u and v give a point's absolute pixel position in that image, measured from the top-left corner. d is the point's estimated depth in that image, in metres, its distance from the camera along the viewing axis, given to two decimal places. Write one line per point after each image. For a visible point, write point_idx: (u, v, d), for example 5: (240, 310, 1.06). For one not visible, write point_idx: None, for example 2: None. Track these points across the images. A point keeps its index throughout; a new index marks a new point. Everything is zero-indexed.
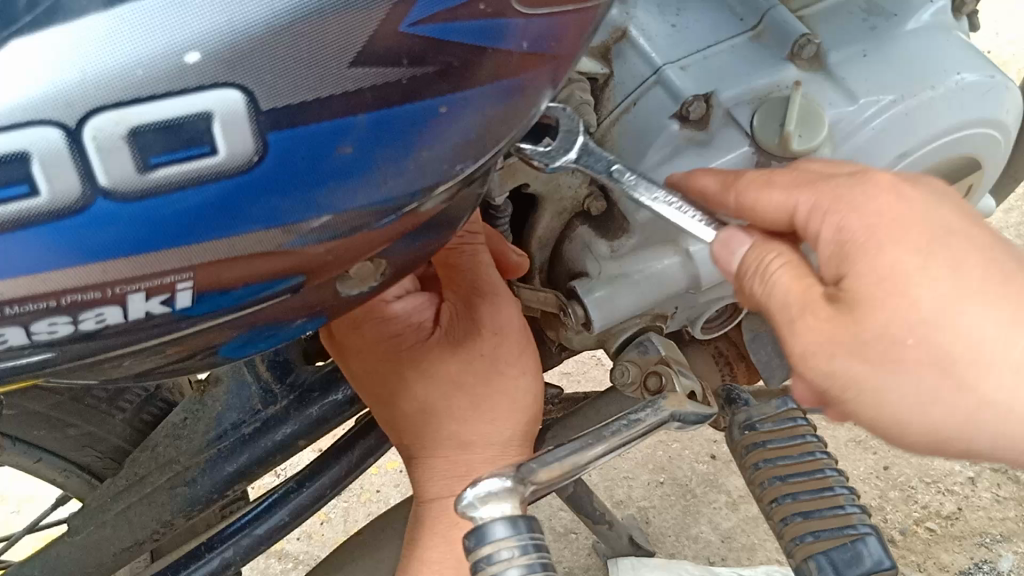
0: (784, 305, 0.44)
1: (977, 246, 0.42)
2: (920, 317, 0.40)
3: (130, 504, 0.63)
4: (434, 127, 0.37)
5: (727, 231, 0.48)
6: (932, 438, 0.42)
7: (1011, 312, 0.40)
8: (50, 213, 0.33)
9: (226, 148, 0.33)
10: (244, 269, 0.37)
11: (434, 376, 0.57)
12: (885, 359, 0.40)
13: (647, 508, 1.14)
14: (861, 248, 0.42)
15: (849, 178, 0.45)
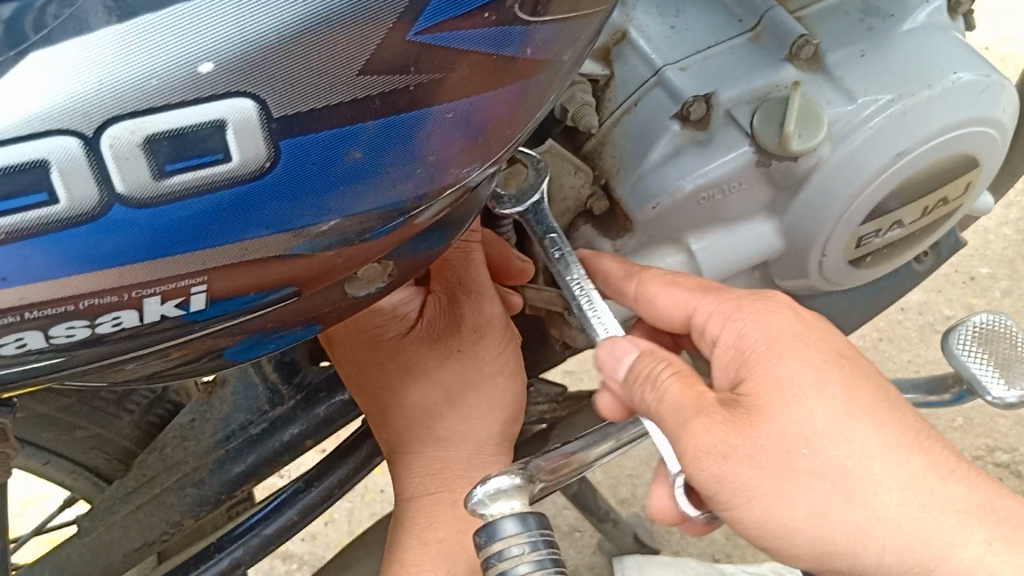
0: (676, 408, 0.49)
1: (867, 375, 0.50)
2: (813, 428, 0.47)
3: (139, 505, 0.64)
4: (440, 132, 0.38)
5: (618, 338, 0.53)
6: (811, 557, 0.48)
7: (890, 426, 0.48)
8: (68, 220, 0.33)
9: (239, 155, 0.34)
10: (242, 278, 0.38)
11: (410, 370, 0.59)
12: (783, 468, 0.47)
13: (651, 506, 1.15)
14: (761, 355, 0.50)
15: (759, 297, 0.53)
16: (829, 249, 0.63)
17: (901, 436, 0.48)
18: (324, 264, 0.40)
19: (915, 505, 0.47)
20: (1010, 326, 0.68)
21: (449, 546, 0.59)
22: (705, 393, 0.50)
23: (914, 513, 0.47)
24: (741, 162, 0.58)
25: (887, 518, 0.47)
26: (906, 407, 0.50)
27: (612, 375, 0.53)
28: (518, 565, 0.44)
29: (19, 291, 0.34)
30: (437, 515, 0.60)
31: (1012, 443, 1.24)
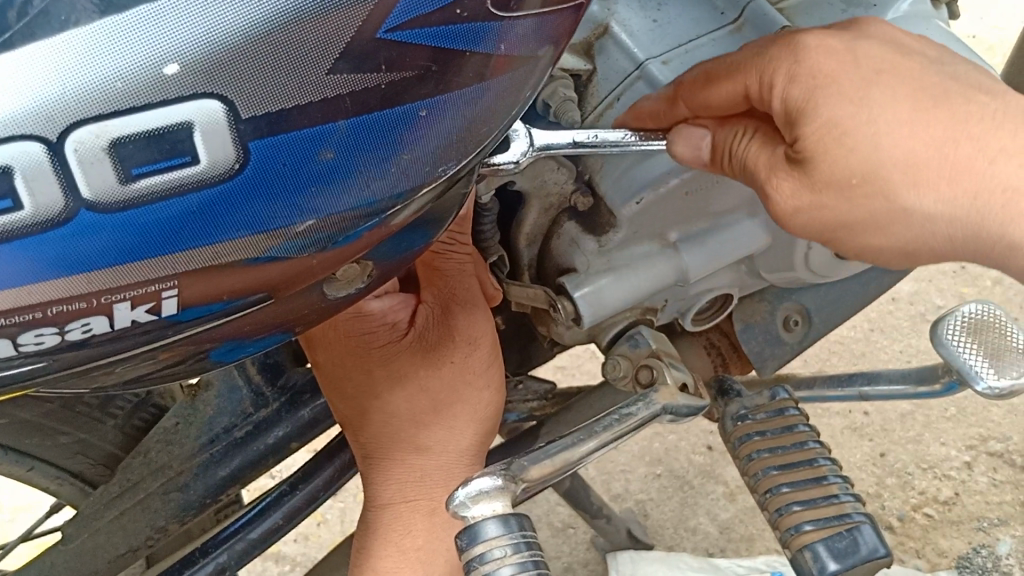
0: (758, 174, 0.50)
1: (909, 79, 0.47)
2: (857, 159, 0.46)
3: (124, 510, 0.63)
4: (414, 131, 0.38)
5: (682, 126, 0.53)
6: (898, 252, 0.48)
7: (938, 123, 0.45)
8: (34, 226, 0.33)
9: (207, 157, 0.34)
10: (201, 288, 0.37)
11: (401, 379, 0.57)
12: (843, 198, 0.47)
13: (645, 500, 1.15)
14: (805, 105, 0.47)
15: (781, 47, 0.49)
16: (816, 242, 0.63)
17: (949, 129, 0.45)
18: (293, 271, 0.40)
19: (977, 211, 0.45)
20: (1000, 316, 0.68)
21: (428, 554, 0.59)
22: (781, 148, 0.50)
23: (979, 205, 0.45)
24: None
25: (947, 211, 0.45)
26: (965, 95, 0.47)
27: (698, 163, 0.53)
28: (499, 568, 0.44)
29: None
30: (413, 522, 0.59)
31: (1006, 431, 1.22)
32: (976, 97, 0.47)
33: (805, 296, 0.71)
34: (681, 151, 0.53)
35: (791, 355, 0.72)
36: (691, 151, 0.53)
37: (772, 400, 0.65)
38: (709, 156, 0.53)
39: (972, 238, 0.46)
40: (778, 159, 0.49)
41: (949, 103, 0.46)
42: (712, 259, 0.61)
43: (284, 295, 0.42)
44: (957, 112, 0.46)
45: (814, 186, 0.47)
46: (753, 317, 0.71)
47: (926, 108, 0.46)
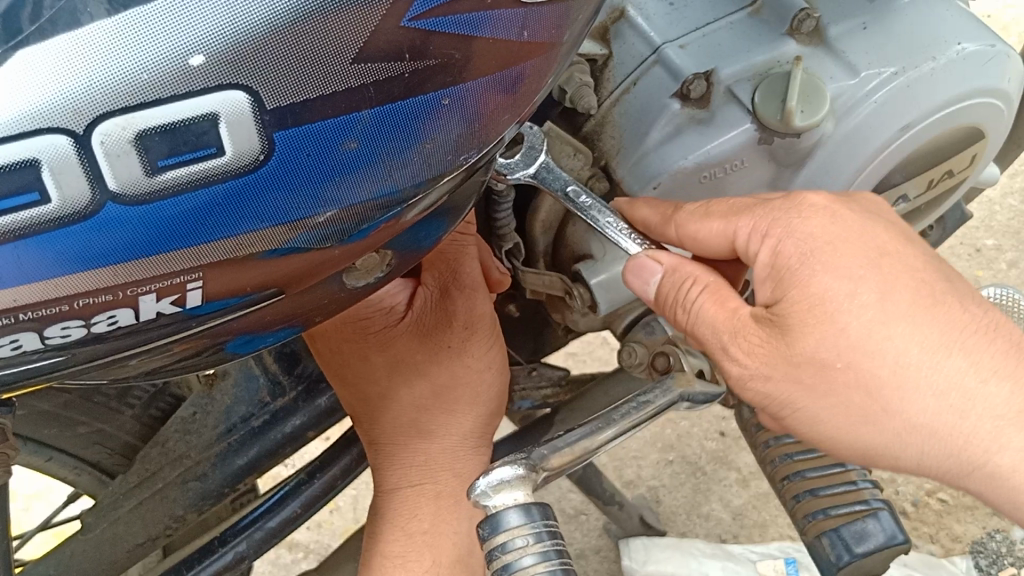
0: (714, 331, 0.52)
1: (910, 270, 0.50)
2: (845, 342, 0.48)
3: (142, 500, 0.63)
4: (436, 118, 0.37)
5: (638, 256, 0.54)
6: (862, 454, 0.50)
7: (934, 326, 0.48)
8: (60, 219, 0.33)
9: (232, 148, 0.33)
10: (218, 283, 0.38)
11: (400, 364, 0.57)
12: (819, 382, 0.49)
13: (657, 487, 1.15)
14: (796, 266, 0.50)
15: (785, 200, 0.53)
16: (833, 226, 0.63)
17: (943, 335, 0.48)
18: (309, 262, 0.40)
19: (953, 414, 0.48)
20: None
21: (435, 537, 0.59)
22: (739, 309, 0.52)
23: (953, 424, 0.48)
24: (744, 139, 0.58)
25: (927, 426, 0.48)
26: (965, 300, 0.50)
27: (643, 296, 0.55)
28: (521, 557, 0.44)
29: (13, 293, 0.34)
30: (419, 505, 0.59)
31: None
32: (970, 306, 0.50)
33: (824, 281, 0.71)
34: (630, 279, 0.55)
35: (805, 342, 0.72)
36: (640, 283, 0.55)
37: None
38: (654, 298, 0.54)
39: (948, 459, 0.48)
40: (745, 324, 0.52)
41: (950, 294, 0.50)
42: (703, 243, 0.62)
43: (297, 291, 0.42)
44: (975, 338, 0.49)
45: (793, 361, 0.50)
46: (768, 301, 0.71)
47: (935, 312, 0.48)
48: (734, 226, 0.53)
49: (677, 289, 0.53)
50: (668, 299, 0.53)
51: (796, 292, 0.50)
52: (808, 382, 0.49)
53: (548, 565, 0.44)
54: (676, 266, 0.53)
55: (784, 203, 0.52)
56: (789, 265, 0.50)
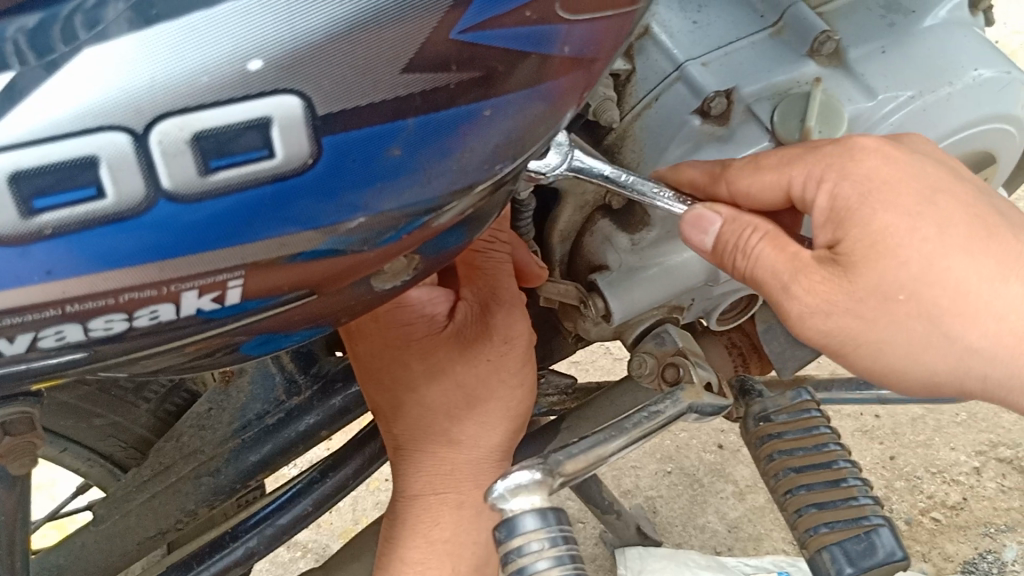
0: (774, 272, 0.53)
1: (961, 201, 0.52)
2: (909, 273, 0.49)
3: (155, 493, 0.65)
4: (476, 128, 0.38)
5: (695, 209, 0.55)
6: (927, 382, 0.52)
7: (988, 255, 0.50)
8: (113, 214, 0.33)
9: (283, 150, 0.34)
10: (258, 283, 0.38)
11: (439, 373, 0.57)
12: (879, 315, 0.50)
13: (654, 497, 1.16)
14: (857, 207, 0.51)
15: (835, 146, 0.54)
16: None
17: (1000, 265, 0.50)
18: (349, 261, 0.40)
19: (1013, 339, 0.50)
20: None
21: (455, 546, 0.60)
22: (800, 252, 0.53)
23: (1006, 346, 0.50)
24: (762, 156, 0.60)
25: (985, 348, 0.50)
26: (1007, 229, 0.52)
27: (700, 247, 0.55)
28: (536, 560, 0.45)
29: (64, 286, 0.35)
30: (441, 514, 0.60)
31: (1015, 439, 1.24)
32: (1023, 237, 0.52)
33: None
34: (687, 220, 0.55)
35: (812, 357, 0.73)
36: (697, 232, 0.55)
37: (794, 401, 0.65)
38: (711, 249, 0.55)
39: (1004, 382, 0.51)
40: (804, 262, 0.52)
41: (1004, 228, 0.52)
42: None
43: (323, 293, 0.42)
44: (1018, 239, 0.51)
45: (857, 296, 0.50)
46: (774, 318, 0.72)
47: (989, 236, 0.51)
48: (785, 176, 0.54)
49: (737, 234, 0.54)
50: (726, 246, 0.54)
51: (862, 233, 0.50)
52: (872, 320, 0.50)
53: (562, 570, 0.45)
54: (734, 214, 0.54)
55: (839, 152, 0.53)
56: (848, 205, 0.51)
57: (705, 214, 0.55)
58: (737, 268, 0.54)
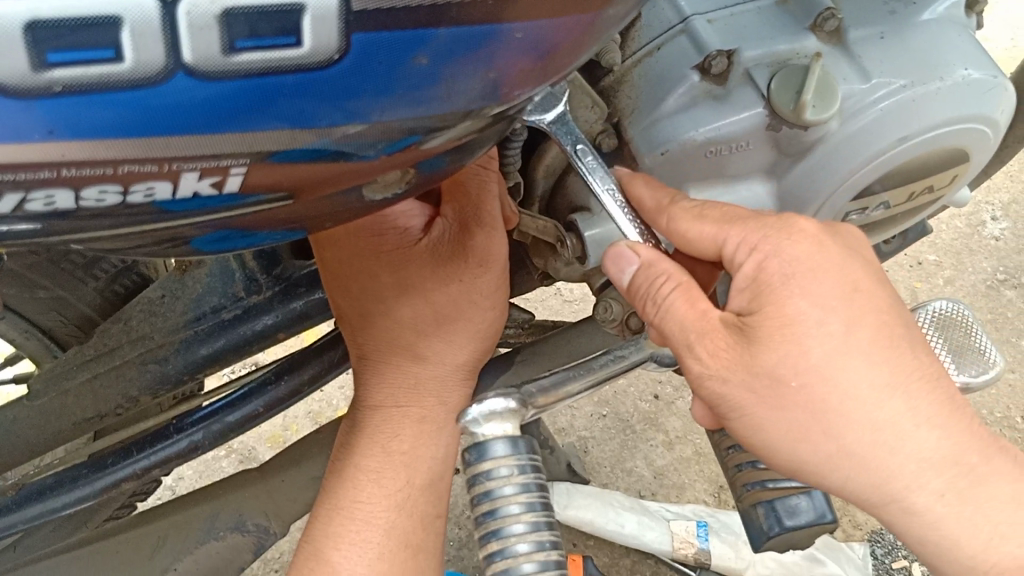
0: (682, 327, 0.53)
1: (878, 308, 0.52)
2: (807, 363, 0.49)
3: (97, 374, 0.63)
4: (504, 48, 0.38)
5: (620, 245, 0.55)
6: (797, 464, 0.52)
7: (885, 367, 0.50)
8: (127, 80, 0.32)
9: (311, 43, 0.33)
10: (267, 177, 0.38)
11: (408, 288, 0.56)
12: (773, 394, 0.50)
13: (587, 438, 1.21)
14: (778, 286, 0.51)
15: (777, 219, 0.53)
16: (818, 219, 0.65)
17: (893, 377, 0.50)
18: (338, 170, 0.40)
19: (884, 449, 0.50)
20: (967, 316, 0.72)
21: (412, 458, 0.60)
22: (709, 311, 0.53)
23: (876, 459, 0.50)
24: (754, 122, 0.59)
25: (853, 456, 0.50)
26: (919, 350, 0.52)
27: (616, 282, 0.55)
28: (504, 486, 0.45)
29: (63, 148, 0.33)
30: (401, 427, 0.60)
31: None
32: (919, 354, 0.52)
33: None
34: (604, 263, 0.55)
35: None
36: (613, 271, 0.55)
37: None
38: (626, 288, 0.55)
39: (868, 488, 0.51)
40: (715, 321, 0.53)
41: (919, 347, 0.52)
42: None
43: (310, 197, 0.42)
44: (925, 385, 0.51)
45: (754, 372, 0.51)
46: None
47: (891, 348, 0.51)
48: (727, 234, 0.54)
49: (649, 281, 0.54)
50: (640, 290, 0.54)
51: (782, 313, 0.51)
52: (766, 399, 0.51)
53: (528, 497, 0.46)
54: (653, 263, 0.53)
55: (775, 223, 0.53)
56: (772, 281, 0.52)
57: (625, 256, 0.54)
58: (646, 311, 0.55)
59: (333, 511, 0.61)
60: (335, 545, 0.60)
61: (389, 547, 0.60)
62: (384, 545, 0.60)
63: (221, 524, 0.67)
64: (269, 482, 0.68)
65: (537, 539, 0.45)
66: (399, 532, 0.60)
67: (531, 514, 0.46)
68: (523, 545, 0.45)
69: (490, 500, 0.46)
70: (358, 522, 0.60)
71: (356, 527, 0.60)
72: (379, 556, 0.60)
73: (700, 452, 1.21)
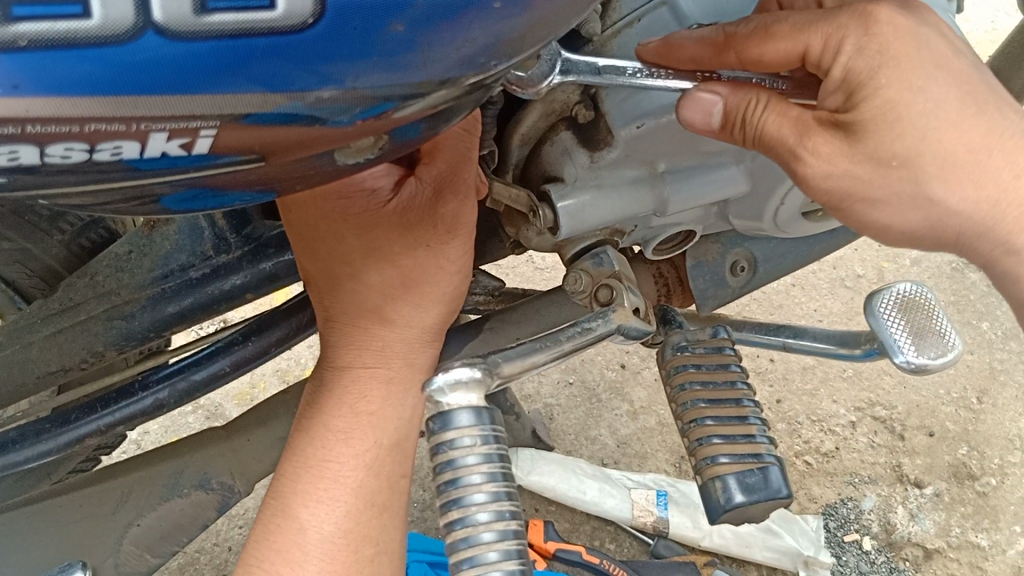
0: (782, 138, 0.50)
1: (958, 78, 0.49)
2: (908, 142, 0.47)
3: (60, 329, 0.63)
4: (482, 17, 0.37)
5: (695, 90, 0.51)
6: (905, 233, 0.51)
7: (978, 126, 0.48)
8: (95, 38, 0.31)
9: (284, 5, 0.33)
10: (236, 137, 0.38)
11: (375, 251, 0.55)
12: (875, 176, 0.49)
13: (552, 405, 1.24)
14: (866, 81, 0.48)
15: (851, 15, 0.49)
16: (788, 198, 0.66)
17: (988, 137, 0.49)
18: (310, 134, 0.39)
19: (989, 203, 0.49)
20: (930, 300, 0.73)
21: (380, 420, 0.59)
22: (804, 113, 0.50)
23: (995, 189, 0.49)
24: None
25: (965, 211, 0.49)
26: (1003, 107, 0.50)
27: (707, 129, 0.52)
28: (467, 454, 0.46)
29: (28, 104, 0.32)
30: (368, 387, 0.59)
31: (892, 400, 1.31)
32: (1008, 112, 0.50)
33: (756, 246, 0.75)
34: (688, 116, 0.51)
35: (732, 297, 0.76)
36: (700, 118, 0.51)
37: (712, 337, 0.68)
38: (720, 123, 0.51)
39: (976, 234, 0.51)
40: (809, 121, 0.50)
41: (988, 104, 0.49)
42: (695, 195, 0.63)
43: (279, 159, 0.41)
44: (1010, 140, 0.49)
45: (854, 158, 0.49)
46: (705, 257, 0.74)
47: (979, 111, 0.49)
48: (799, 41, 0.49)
49: (746, 102, 0.50)
50: (735, 120, 0.51)
51: (870, 99, 0.47)
52: (880, 179, 0.49)
53: (490, 467, 0.46)
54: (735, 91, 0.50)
55: (853, 20, 0.49)
56: (862, 77, 0.48)
57: (705, 96, 0.51)
58: (744, 139, 0.52)
59: (303, 468, 0.60)
60: (304, 502, 0.59)
61: (355, 506, 0.59)
62: (350, 503, 0.59)
63: (185, 482, 0.67)
64: (234, 441, 0.69)
65: (498, 508, 0.46)
66: (365, 492, 0.59)
67: (492, 484, 0.46)
68: (484, 514, 0.45)
69: (453, 468, 0.46)
70: (326, 480, 0.59)
71: (324, 485, 0.59)
72: (347, 514, 0.59)
73: (664, 423, 1.24)
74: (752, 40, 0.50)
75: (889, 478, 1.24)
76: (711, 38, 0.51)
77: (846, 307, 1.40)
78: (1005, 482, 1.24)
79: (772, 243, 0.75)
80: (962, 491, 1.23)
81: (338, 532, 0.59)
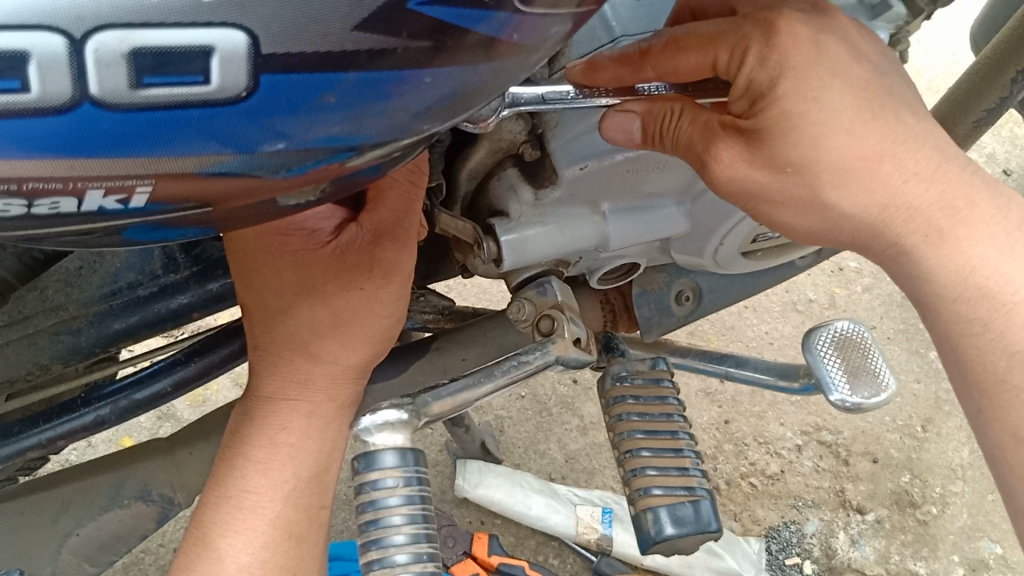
0: (691, 146, 0.54)
1: (857, 85, 0.51)
2: (801, 151, 0.50)
3: (9, 341, 0.64)
4: (413, 89, 0.35)
5: (610, 113, 0.55)
6: (809, 233, 0.54)
7: (873, 132, 0.50)
8: (31, 109, 0.29)
9: (218, 80, 0.31)
10: (176, 187, 0.34)
11: (309, 288, 0.56)
12: (777, 180, 0.52)
13: (503, 417, 1.27)
14: (771, 93, 0.50)
15: (754, 23, 0.50)
16: (727, 239, 0.69)
17: (888, 142, 0.51)
18: (250, 187, 0.36)
19: (880, 207, 0.51)
20: (868, 339, 0.75)
21: (299, 451, 0.61)
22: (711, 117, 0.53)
23: (890, 195, 0.51)
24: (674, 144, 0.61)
25: (858, 217, 0.52)
26: (900, 111, 0.52)
27: (631, 144, 0.55)
28: (389, 496, 0.50)
29: None
30: (290, 420, 0.61)
31: (839, 425, 1.34)
32: (903, 115, 0.51)
33: (701, 277, 0.77)
34: (609, 134, 0.55)
35: (675, 325, 0.77)
36: (622, 135, 0.55)
37: (651, 368, 0.70)
38: (641, 139, 0.55)
39: (870, 234, 0.53)
40: (715, 125, 0.53)
41: (888, 108, 0.51)
42: (635, 232, 0.65)
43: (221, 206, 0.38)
44: (905, 154, 0.51)
45: (752, 161, 0.52)
46: (651, 286, 0.76)
47: (872, 115, 0.50)
48: (709, 56, 0.51)
49: (662, 118, 0.54)
50: (656, 135, 0.54)
51: (773, 109, 0.50)
52: (772, 177, 0.52)
53: (411, 509, 0.51)
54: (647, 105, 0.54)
55: (757, 24, 0.50)
56: (764, 88, 0.50)
57: (625, 116, 0.54)
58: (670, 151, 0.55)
59: (223, 498, 0.62)
60: (223, 532, 0.61)
61: (274, 536, 0.61)
62: (268, 534, 0.61)
63: (126, 492, 0.69)
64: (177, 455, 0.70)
65: (415, 551, 0.50)
66: (284, 523, 0.62)
67: (411, 526, 0.51)
68: (402, 555, 0.50)
69: (375, 509, 0.50)
70: (245, 511, 0.61)
71: (243, 516, 0.61)
72: (264, 545, 0.61)
73: None
74: (663, 54, 0.52)
75: (831, 503, 1.27)
76: (627, 54, 0.53)
77: (796, 329, 1.43)
78: (945, 511, 1.28)
79: (716, 274, 0.78)
80: (902, 519, 1.27)
81: (255, 563, 0.61)
